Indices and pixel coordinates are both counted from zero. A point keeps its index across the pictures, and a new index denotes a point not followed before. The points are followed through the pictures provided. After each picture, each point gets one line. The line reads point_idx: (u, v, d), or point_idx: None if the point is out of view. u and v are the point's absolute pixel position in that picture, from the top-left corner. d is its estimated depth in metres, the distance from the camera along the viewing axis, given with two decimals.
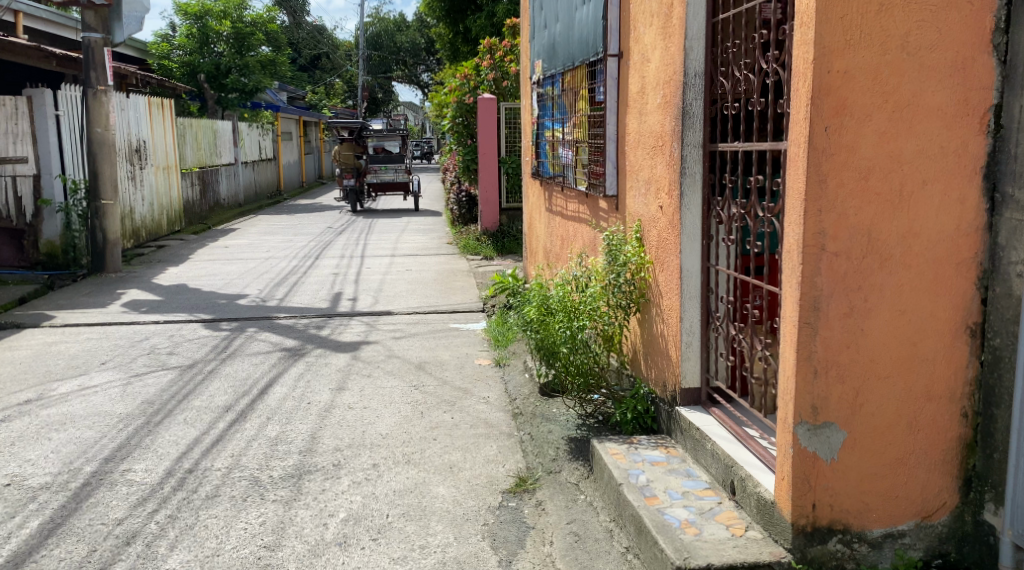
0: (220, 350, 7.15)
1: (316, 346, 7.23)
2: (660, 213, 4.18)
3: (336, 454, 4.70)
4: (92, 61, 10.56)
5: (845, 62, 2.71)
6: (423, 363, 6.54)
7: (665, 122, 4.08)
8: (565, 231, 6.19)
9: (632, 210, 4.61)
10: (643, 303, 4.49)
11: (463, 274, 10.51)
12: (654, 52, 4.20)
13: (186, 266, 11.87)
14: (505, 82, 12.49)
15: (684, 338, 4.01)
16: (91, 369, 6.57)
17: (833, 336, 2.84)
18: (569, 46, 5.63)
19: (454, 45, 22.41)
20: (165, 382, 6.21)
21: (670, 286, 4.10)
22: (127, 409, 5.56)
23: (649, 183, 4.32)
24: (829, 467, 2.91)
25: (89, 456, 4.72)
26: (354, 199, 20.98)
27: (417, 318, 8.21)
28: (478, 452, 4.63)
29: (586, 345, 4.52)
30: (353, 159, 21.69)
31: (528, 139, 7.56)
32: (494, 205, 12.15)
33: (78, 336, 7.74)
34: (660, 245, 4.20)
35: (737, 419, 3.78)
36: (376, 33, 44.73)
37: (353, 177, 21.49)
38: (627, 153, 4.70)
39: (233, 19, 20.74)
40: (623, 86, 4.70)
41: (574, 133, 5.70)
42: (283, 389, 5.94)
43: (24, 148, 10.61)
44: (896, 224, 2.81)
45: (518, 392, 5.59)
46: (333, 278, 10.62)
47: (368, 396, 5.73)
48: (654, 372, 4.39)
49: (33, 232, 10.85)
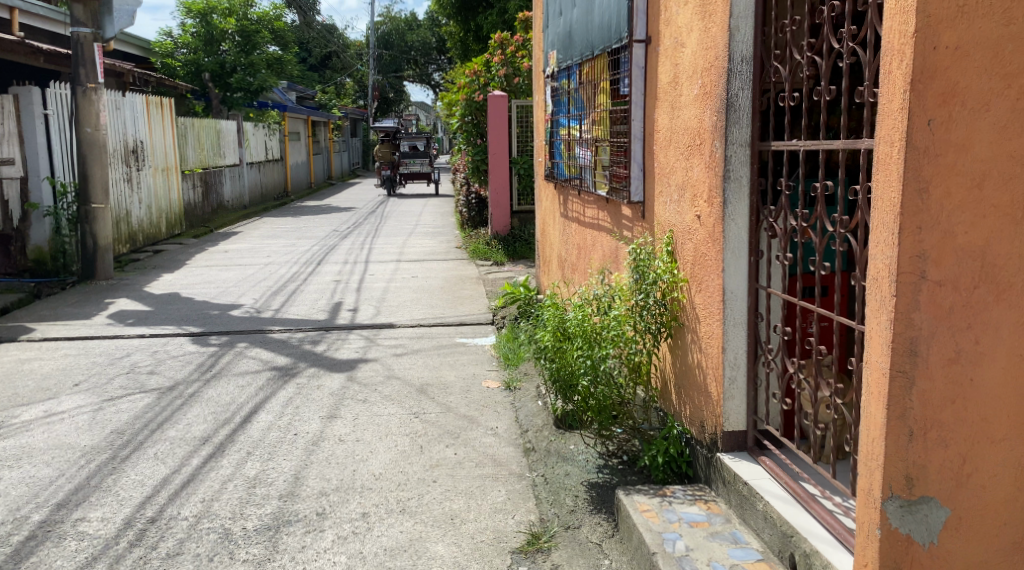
0: (205, 369, 6.55)
1: (309, 364, 6.64)
2: (696, 223, 3.55)
3: (321, 500, 4.10)
4: (82, 58, 9.99)
5: (957, 34, 2.08)
6: (425, 386, 5.92)
7: (704, 115, 3.44)
8: (582, 239, 5.59)
9: (661, 218, 3.99)
10: (675, 327, 3.87)
11: (471, 281, 9.93)
12: (689, 34, 3.57)
13: (182, 272, 11.34)
14: (517, 78, 11.85)
15: (727, 372, 3.38)
16: (62, 392, 5.99)
17: (935, 390, 2.20)
18: (589, 33, 5.01)
19: (465, 44, 21.83)
20: (141, 407, 5.62)
21: (710, 310, 3.47)
22: (93, 440, 4.97)
23: (682, 188, 3.70)
24: (927, 554, 2.27)
25: (39, 502, 4.13)
26: (392, 186, 24.08)
27: (421, 331, 7.60)
28: (485, 499, 4.01)
29: (610, 377, 3.86)
30: (389, 154, 24.89)
31: (540, 138, 6.95)
32: (505, 208, 11.51)
33: (55, 352, 7.17)
34: (697, 261, 3.58)
35: (792, 472, 3.18)
36: (387, 33, 44.24)
37: (389, 168, 24.69)
38: (655, 154, 4.07)
39: (239, 16, 20.20)
40: (651, 76, 4.08)
41: (593, 133, 5.10)
42: (268, 417, 5.33)
43: (12, 149, 10.03)
44: (1019, 245, 2.16)
45: (531, 422, 4.94)
46: (334, 286, 10.03)
47: (362, 426, 5.11)
48: (688, 408, 3.76)
49: (19, 238, 10.25)
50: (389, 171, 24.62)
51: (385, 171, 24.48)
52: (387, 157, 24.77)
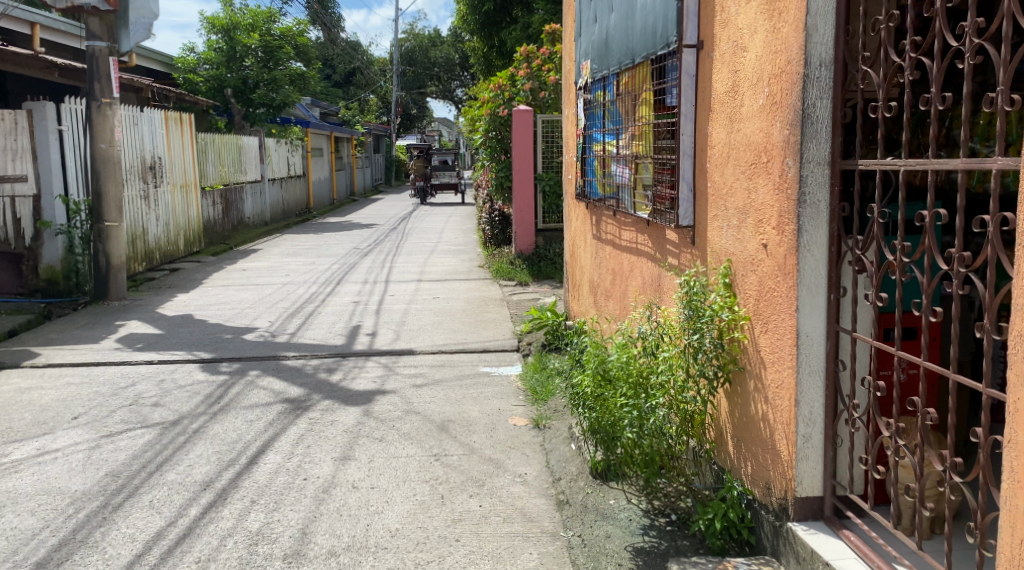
0: (213, 401, 6.11)
1: (323, 396, 6.18)
2: (763, 252, 3.08)
3: (330, 562, 3.64)
4: (97, 72, 9.67)
5: None
6: (446, 423, 5.44)
7: (772, 129, 2.96)
8: (617, 264, 5.13)
9: (717, 246, 3.50)
10: (735, 372, 3.35)
11: (496, 303, 9.48)
12: (753, 36, 3.11)
13: (196, 292, 10.96)
14: (543, 92, 11.42)
15: (800, 430, 2.89)
16: (59, 426, 5.58)
17: None
18: (629, 38, 4.55)
19: (488, 58, 21.42)
20: (140, 445, 5.19)
21: (779, 355, 3.00)
22: (84, 484, 4.53)
23: (744, 212, 3.23)
24: None
25: (17, 560, 3.71)
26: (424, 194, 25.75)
27: (443, 358, 7.15)
28: (514, 563, 3.53)
29: (660, 431, 3.39)
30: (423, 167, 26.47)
31: (570, 153, 6.50)
32: (530, 225, 11.09)
33: (57, 381, 6.78)
34: (763, 296, 3.10)
35: (881, 550, 2.69)
36: (411, 49, 44.08)
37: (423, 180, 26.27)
38: (709, 172, 3.59)
39: (262, 32, 20.05)
40: (704, 85, 3.62)
41: (633, 149, 4.64)
42: (276, 459, 4.88)
43: (24, 165, 9.59)
44: None
45: (563, 469, 4.47)
46: (352, 308, 9.60)
47: (378, 470, 4.64)
48: (751, 464, 3.27)
49: (32, 256, 9.78)
50: (422, 182, 26.18)
51: (418, 182, 26.13)
52: (421, 170, 26.39)
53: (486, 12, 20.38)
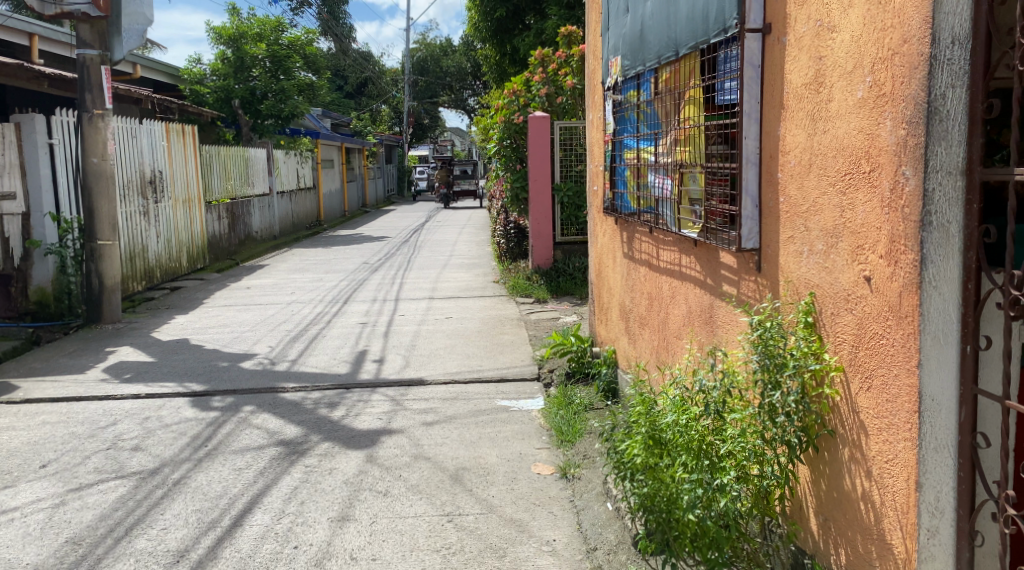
0: (199, 445, 5.44)
1: (323, 437, 5.50)
2: (864, 286, 2.42)
3: None
4: (88, 82, 9.11)
5: None
6: (460, 471, 4.76)
7: (879, 130, 2.30)
8: (653, 287, 4.47)
9: (794, 275, 2.82)
10: (823, 438, 2.66)
11: (512, 322, 8.82)
12: (848, 12, 2.44)
13: (195, 314, 10.32)
14: (558, 97, 10.66)
15: (923, 521, 2.20)
16: (23, 478, 4.93)
17: None
18: (671, 28, 3.87)
19: (501, 67, 20.74)
20: (111, 501, 4.53)
21: (891, 422, 2.32)
22: (38, 556, 3.88)
23: (835, 234, 2.55)
24: None
25: None
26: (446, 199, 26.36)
27: (456, 390, 6.47)
28: None
29: (727, 511, 2.71)
30: (444, 174, 27.05)
31: (596, 161, 5.83)
32: (547, 238, 10.43)
33: (31, 420, 6.13)
34: (866, 344, 2.42)
35: None
36: (422, 58, 43.56)
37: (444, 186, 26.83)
38: (782, 184, 2.91)
39: (270, 42, 19.39)
40: (772, 77, 2.95)
41: (675, 156, 3.97)
42: (264, 520, 4.22)
43: (12, 182, 8.98)
44: None
45: (600, 536, 3.83)
46: (359, 331, 8.94)
47: (381, 535, 3.96)
48: (846, 554, 2.57)
49: (21, 278, 9.04)
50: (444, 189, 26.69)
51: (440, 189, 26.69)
52: (442, 176, 26.93)
53: (498, 19, 19.68)
